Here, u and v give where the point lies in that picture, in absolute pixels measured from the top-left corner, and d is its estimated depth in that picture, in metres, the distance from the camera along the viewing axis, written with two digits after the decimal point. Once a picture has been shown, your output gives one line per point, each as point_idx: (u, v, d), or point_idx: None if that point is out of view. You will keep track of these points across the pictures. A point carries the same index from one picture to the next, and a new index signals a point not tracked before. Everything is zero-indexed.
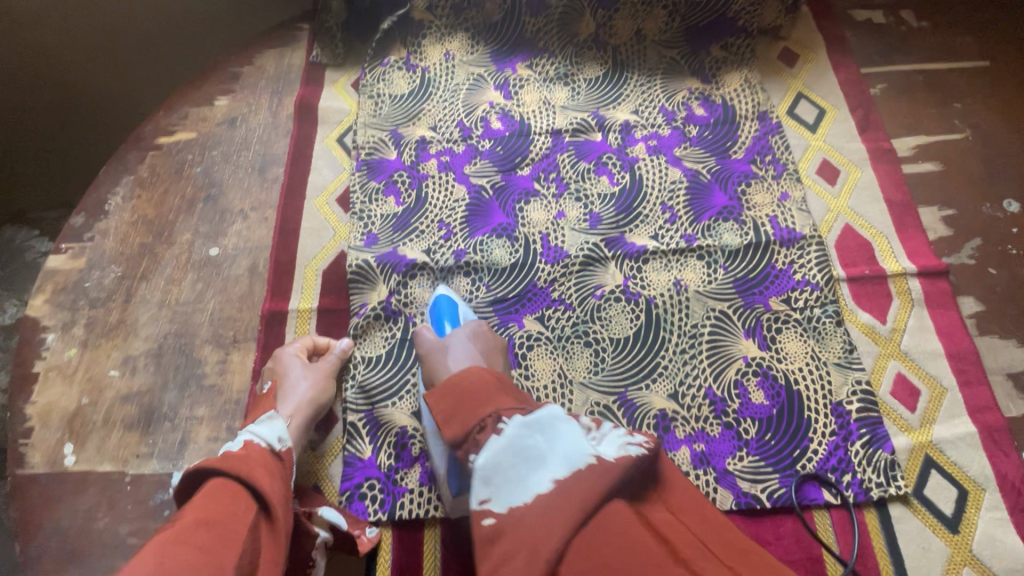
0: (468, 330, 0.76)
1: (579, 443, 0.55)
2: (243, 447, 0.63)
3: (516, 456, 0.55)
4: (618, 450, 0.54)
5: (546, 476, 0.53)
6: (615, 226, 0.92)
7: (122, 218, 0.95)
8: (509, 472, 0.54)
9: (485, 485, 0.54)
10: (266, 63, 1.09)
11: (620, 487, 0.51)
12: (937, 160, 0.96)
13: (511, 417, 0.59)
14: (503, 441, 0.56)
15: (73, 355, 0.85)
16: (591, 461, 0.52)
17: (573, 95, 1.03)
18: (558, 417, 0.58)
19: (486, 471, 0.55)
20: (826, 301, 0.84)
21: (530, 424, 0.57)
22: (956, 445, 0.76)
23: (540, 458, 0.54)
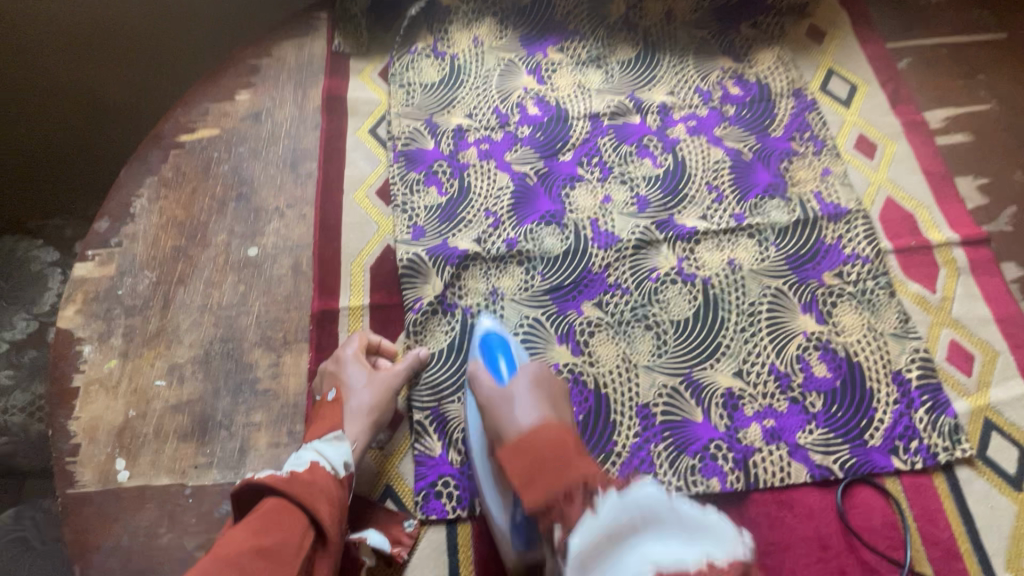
0: (529, 378, 0.67)
1: (685, 540, 0.44)
2: (309, 469, 0.64)
3: (612, 542, 0.47)
4: (730, 546, 0.44)
5: (643, 558, 0.44)
6: (663, 208, 0.91)
7: (150, 221, 0.90)
8: (604, 555, 0.46)
9: (581, 575, 0.47)
10: (285, 54, 1.04)
11: (732, 575, 0.41)
12: (968, 131, 0.98)
13: (605, 492, 0.50)
14: (598, 523, 0.48)
15: (114, 367, 0.80)
16: (700, 565, 0.42)
17: (607, 78, 1.03)
18: (660, 496, 0.48)
19: (582, 554, 0.47)
20: (877, 274, 0.86)
21: (627, 504, 0.48)
22: (1013, 406, 0.78)
23: (636, 539, 0.46)
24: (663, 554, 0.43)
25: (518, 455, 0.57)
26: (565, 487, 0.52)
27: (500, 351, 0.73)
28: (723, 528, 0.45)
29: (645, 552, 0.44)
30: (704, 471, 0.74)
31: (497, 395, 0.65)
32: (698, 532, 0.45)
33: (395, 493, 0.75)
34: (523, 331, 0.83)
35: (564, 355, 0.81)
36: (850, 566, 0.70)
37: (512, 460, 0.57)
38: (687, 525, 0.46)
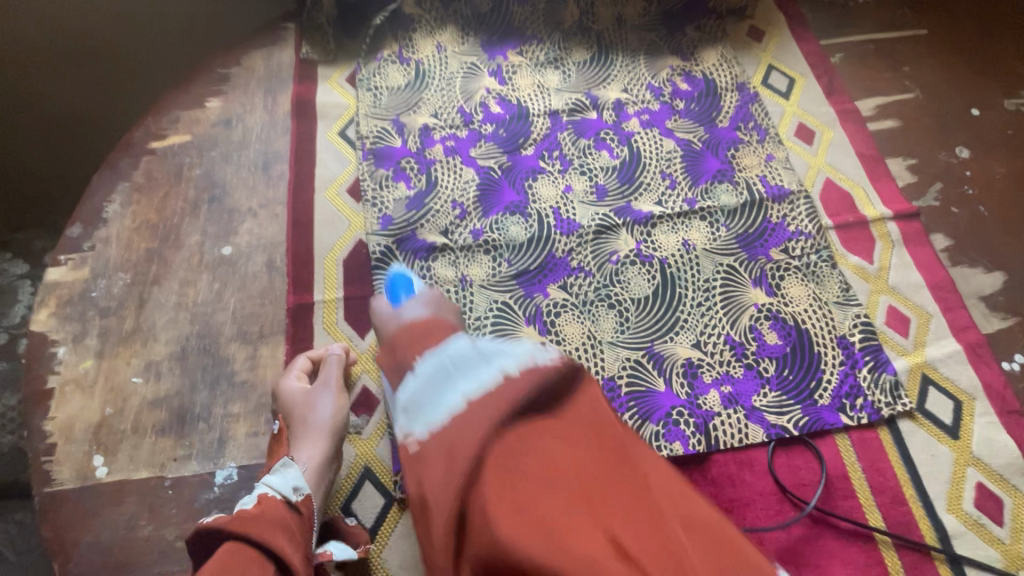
0: (423, 299, 0.72)
1: (501, 358, 0.56)
2: (257, 503, 0.62)
3: (433, 384, 0.57)
4: (524, 358, 0.55)
5: (458, 396, 0.54)
6: (620, 196, 0.97)
7: (123, 224, 0.91)
8: (425, 396, 0.57)
9: (407, 415, 0.58)
10: (255, 63, 1.07)
11: (536, 393, 0.52)
12: (896, 117, 1.07)
13: (424, 356, 0.61)
14: (419, 378, 0.59)
15: (89, 367, 0.81)
16: (498, 379, 0.53)
17: (564, 78, 1.09)
18: (469, 344, 0.60)
19: (408, 404, 0.58)
20: (819, 248, 0.92)
21: (442, 356, 0.59)
22: (946, 362, 0.85)
23: (453, 379, 0.56)
24: (472, 388, 0.54)
25: (399, 340, 0.65)
26: (406, 355, 0.63)
27: (402, 288, 0.77)
28: (522, 348, 0.57)
29: (458, 389, 0.55)
30: (669, 436, 0.78)
31: (390, 314, 0.71)
32: (501, 354, 0.56)
33: (374, 474, 0.78)
34: (493, 315, 0.87)
35: (532, 335, 0.85)
36: (805, 517, 0.75)
37: (400, 339, 0.66)
38: (486, 354, 0.57)
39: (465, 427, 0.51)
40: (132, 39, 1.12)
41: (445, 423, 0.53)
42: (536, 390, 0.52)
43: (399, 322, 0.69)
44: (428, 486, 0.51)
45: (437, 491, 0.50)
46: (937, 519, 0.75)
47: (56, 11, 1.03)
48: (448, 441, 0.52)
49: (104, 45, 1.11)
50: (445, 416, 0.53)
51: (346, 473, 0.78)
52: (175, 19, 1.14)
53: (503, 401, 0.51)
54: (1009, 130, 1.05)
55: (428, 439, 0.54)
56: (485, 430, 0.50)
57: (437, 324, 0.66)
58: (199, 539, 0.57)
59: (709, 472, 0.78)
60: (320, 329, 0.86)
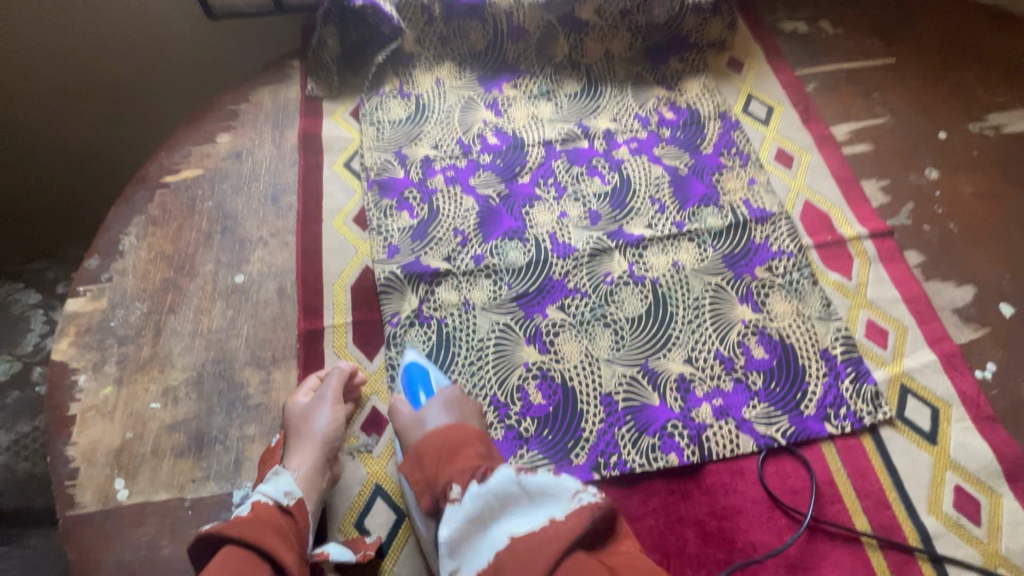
0: (441, 400, 0.76)
1: (540, 516, 0.60)
2: (252, 510, 0.67)
3: (478, 527, 0.61)
4: (569, 503, 0.59)
5: (503, 533, 0.59)
6: (612, 220, 1.02)
7: (139, 256, 0.95)
8: (473, 540, 0.60)
9: (452, 557, 0.61)
10: (262, 100, 1.13)
11: (579, 539, 0.56)
12: (869, 141, 1.13)
13: (468, 486, 0.63)
14: (460, 512, 0.62)
15: (109, 393, 0.85)
16: (545, 523, 0.58)
17: (557, 109, 1.15)
18: (512, 478, 0.62)
19: (451, 544, 0.61)
20: (801, 266, 0.98)
21: (485, 492, 0.62)
22: (923, 372, 0.90)
23: (495, 519, 0.61)
24: (518, 526, 0.59)
25: (423, 453, 0.70)
26: (445, 477, 0.66)
27: (421, 385, 0.82)
28: (565, 486, 0.61)
29: (505, 529, 0.59)
30: (664, 448, 0.83)
31: (413, 419, 0.75)
32: (545, 502, 0.61)
33: (385, 492, 0.81)
34: (495, 336, 0.91)
35: (532, 354, 0.90)
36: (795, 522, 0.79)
37: (427, 448, 0.71)
38: (532, 495, 0.61)
39: (510, 564, 0.55)
40: (147, 74, 1.17)
41: (488, 563, 0.57)
42: (582, 534, 0.56)
43: (424, 430, 0.74)
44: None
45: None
46: (919, 521, 0.79)
47: (73, 53, 1.10)
48: (493, 570, 0.56)
49: (118, 80, 1.16)
50: (489, 558, 0.57)
51: (358, 491, 0.81)
52: (189, 57, 1.18)
53: (549, 551, 0.54)
54: (974, 152, 1.12)
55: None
56: (542, 569, 0.53)
57: (465, 433, 0.72)
58: (199, 545, 0.63)
59: (704, 481, 0.82)
60: (330, 353, 0.90)
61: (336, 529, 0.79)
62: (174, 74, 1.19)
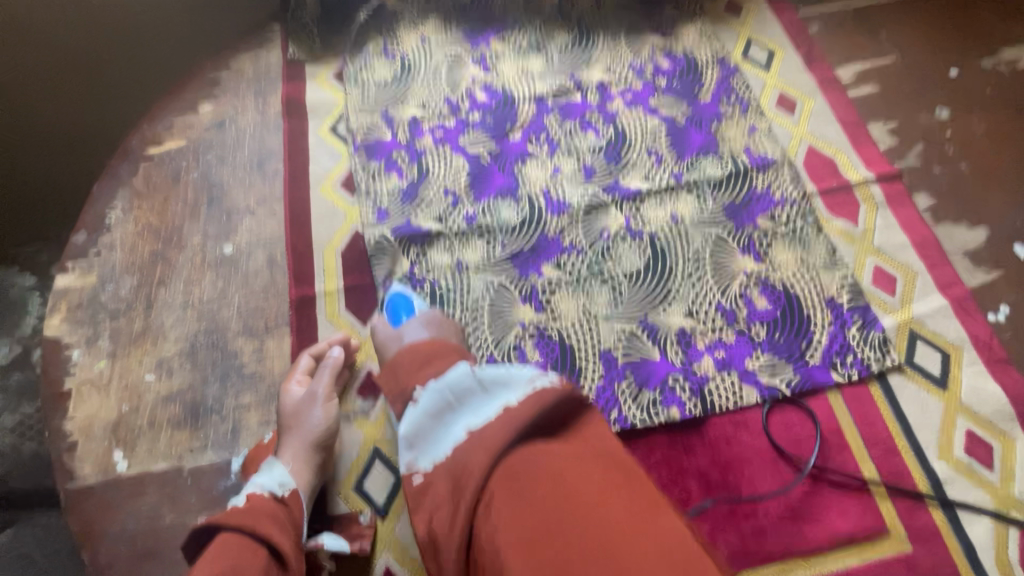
0: (422, 320, 0.77)
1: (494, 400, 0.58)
2: (246, 501, 0.65)
3: (432, 418, 0.61)
4: (524, 387, 0.57)
5: (460, 427, 0.58)
6: (608, 174, 0.99)
7: (126, 230, 0.94)
8: (427, 429, 0.61)
9: (411, 448, 0.61)
10: (243, 66, 1.10)
11: (534, 423, 0.54)
12: (876, 83, 1.08)
13: (425, 384, 0.64)
14: (419, 410, 0.62)
15: (104, 367, 0.84)
16: (499, 411, 0.56)
17: (548, 63, 1.10)
18: (468, 372, 0.62)
19: (410, 436, 0.61)
20: (805, 214, 0.94)
21: (442, 386, 0.63)
22: (933, 317, 0.87)
23: (454, 414, 0.60)
24: (473, 419, 0.58)
25: (400, 361, 0.69)
26: (411, 381, 0.66)
27: (403, 310, 0.83)
28: (521, 373, 0.59)
29: (461, 423, 0.58)
30: (665, 402, 0.81)
31: (392, 335, 0.77)
32: (497, 389, 0.59)
33: (384, 454, 0.81)
34: (490, 296, 0.89)
35: (529, 313, 0.88)
36: (801, 471, 0.78)
37: (401, 361, 0.69)
38: (486, 387, 0.60)
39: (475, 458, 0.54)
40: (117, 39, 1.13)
41: (449, 453, 0.57)
42: (536, 416, 0.54)
43: (401, 343, 0.75)
44: (436, 515, 0.54)
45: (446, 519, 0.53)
46: (930, 467, 0.77)
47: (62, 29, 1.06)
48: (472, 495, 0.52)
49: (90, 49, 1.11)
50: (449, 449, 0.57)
51: (356, 455, 0.81)
52: (154, 16, 1.14)
53: (498, 437, 0.54)
54: (988, 89, 1.07)
55: (434, 469, 0.58)
56: (489, 458, 0.53)
57: (439, 345, 0.70)
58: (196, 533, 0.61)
59: (707, 434, 0.80)
60: (322, 319, 0.89)
61: (335, 494, 0.78)
62: (143, 34, 1.15)
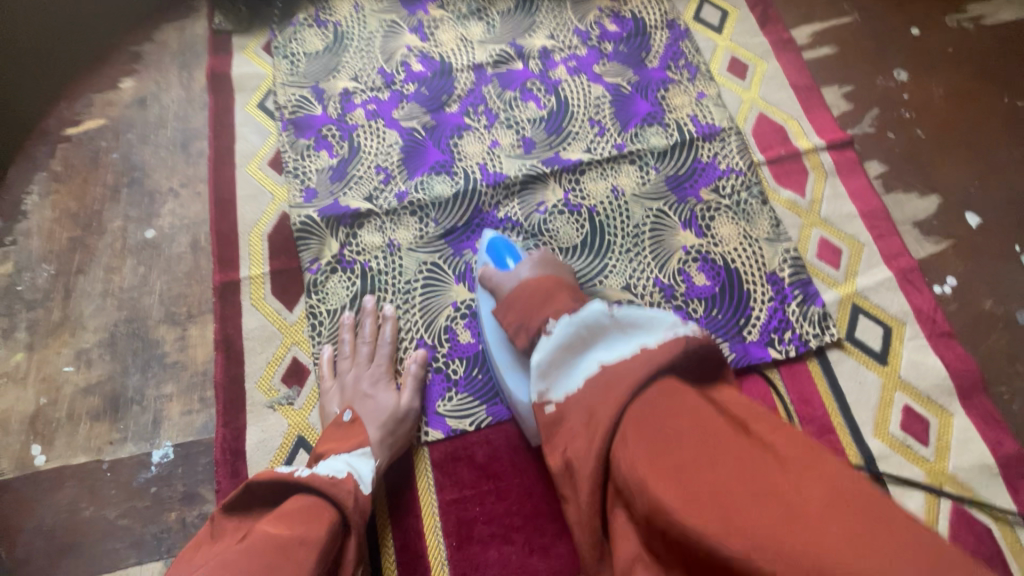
0: (532, 261, 0.73)
1: (646, 335, 0.54)
2: (347, 477, 0.64)
3: (569, 355, 0.56)
4: (665, 332, 0.53)
5: (593, 362, 0.55)
6: (548, 147, 0.95)
7: (43, 216, 0.91)
8: (563, 363, 0.56)
9: (542, 378, 0.57)
10: (167, 38, 1.05)
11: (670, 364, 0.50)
12: (833, 44, 1.03)
13: (559, 318, 0.59)
14: (552, 341, 0.57)
15: (21, 359, 0.82)
16: (635, 351, 0.52)
17: (488, 29, 1.04)
18: (605, 310, 0.57)
19: (542, 367, 0.57)
20: (750, 184, 0.91)
21: (577, 321, 0.57)
22: (877, 290, 0.84)
23: (588, 348, 0.56)
24: (608, 355, 0.54)
25: (517, 295, 0.66)
26: (539, 318, 0.61)
27: (506, 253, 0.79)
28: (662, 319, 0.55)
29: (595, 357, 0.55)
30: None
31: (506, 277, 0.74)
32: (636, 330, 0.55)
33: (309, 442, 0.78)
34: (423, 276, 0.86)
35: (462, 292, 0.85)
36: None
37: (518, 292, 0.66)
38: (625, 326, 0.56)
39: (599, 405, 0.51)
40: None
41: (581, 386, 0.54)
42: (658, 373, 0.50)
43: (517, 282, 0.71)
44: (572, 446, 0.52)
45: (582, 451, 0.50)
46: (863, 444, 0.76)
47: None
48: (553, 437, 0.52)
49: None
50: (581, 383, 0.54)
51: (280, 443, 0.78)
52: None
53: (632, 377, 0.50)
54: (949, 48, 1.02)
55: (567, 399, 0.55)
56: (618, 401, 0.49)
57: (555, 282, 0.66)
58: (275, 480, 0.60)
59: None
60: (247, 305, 0.85)
61: None
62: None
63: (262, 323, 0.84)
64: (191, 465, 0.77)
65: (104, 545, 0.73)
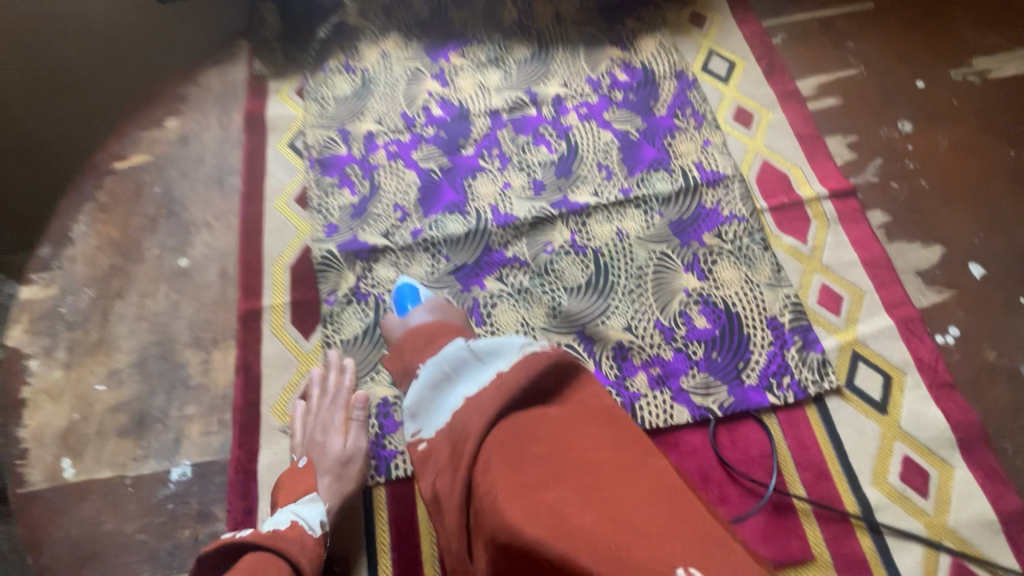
0: (427, 305, 0.78)
1: (497, 364, 0.60)
2: (291, 526, 0.69)
3: (432, 391, 0.64)
4: (514, 355, 0.60)
5: (457, 397, 0.61)
6: (557, 190, 0.99)
7: (88, 243, 0.98)
8: (429, 400, 0.63)
9: (414, 420, 0.64)
10: (210, 82, 1.13)
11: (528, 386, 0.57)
12: (838, 95, 1.06)
13: (427, 361, 0.67)
14: (420, 382, 0.65)
15: (59, 377, 0.88)
16: (492, 377, 0.59)
17: (505, 77, 1.11)
18: (464, 346, 0.65)
19: (411, 408, 0.64)
20: (752, 231, 0.93)
21: (438, 361, 0.65)
22: (878, 338, 0.85)
23: (450, 385, 0.63)
24: (469, 387, 0.60)
25: (405, 343, 0.72)
26: (417, 363, 0.68)
27: (409, 299, 0.81)
28: (514, 343, 0.61)
29: (458, 393, 0.61)
30: None
31: (399, 322, 0.77)
32: (488, 358, 0.62)
33: None
34: None
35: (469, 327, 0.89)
36: (730, 494, 0.77)
37: (405, 342, 0.72)
38: (479, 356, 0.63)
39: (470, 425, 0.57)
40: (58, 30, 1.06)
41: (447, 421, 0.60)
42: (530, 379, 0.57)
43: (406, 328, 0.75)
44: (441, 475, 0.57)
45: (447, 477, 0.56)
46: (861, 493, 0.76)
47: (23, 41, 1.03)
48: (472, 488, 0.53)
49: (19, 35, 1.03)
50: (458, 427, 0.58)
51: None
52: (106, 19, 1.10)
53: (497, 398, 0.57)
54: (955, 101, 1.04)
55: (437, 435, 0.61)
56: (486, 417, 0.56)
57: (441, 327, 0.72)
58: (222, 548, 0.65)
59: None
60: (268, 333, 0.90)
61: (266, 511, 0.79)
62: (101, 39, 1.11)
63: (281, 350, 0.89)
64: (207, 484, 0.81)
65: (123, 557, 0.77)
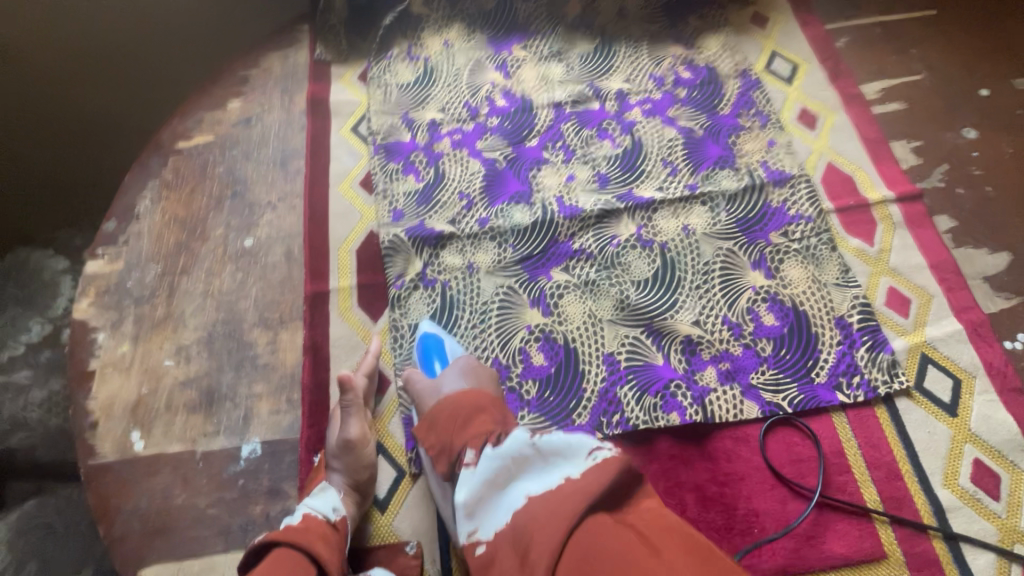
0: (458, 369, 0.76)
1: (570, 465, 0.54)
2: (302, 520, 0.65)
3: (493, 488, 0.57)
4: (585, 459, 0.53)
5: (519, 493, 0.55)
6: (623, 183, 0.99)
7: (153, 220, 0.97)
8: (489, 501, 0.57)
9: (469, 518, 0.57)
10: (272, 65, 1.12)
11: (600, 492, 0.50)
12: (902, 100, 1.06)
13: (481, 450, 0.60)
14: (477, 475, 0.58)
15: (126, 350, 0.87)
16: (560, 482, 0.52)
17: (568, 70, 1.11)
18: (527, 440, 0.57)
19: (467, 506, 0.57)
20: (820, 231, 0.94)
21: (499, 455, 0.58)
22: (947, 341, 0.85)
23: (513, 480, 0.56)
24: (534, 486, 0.54)
25: (438, 416, 0.68)
26: (460, 441, 0.63)
27: (434, 354, 0.83)
28: (578, 444, 0.54)
29: (522, 488, 0.55)
30: (665, 407, 0.82)
31: (430, 388, 0.76)
32: (556, 459, 0.55)
33: (387, 449, 0.84)
34: (499, 299, 0.91)
35: (536, 317, 0.89)
36: (803, 490, 0.77)
37: (439, 415, 0.68)
38: (546, 456, 0.55)
39: (537, 533, 0.50)
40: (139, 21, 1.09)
41: (507, 523, 0.54)
42: (603, 484, 0.51)
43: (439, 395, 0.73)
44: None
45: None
46: (933, 495, 0.77)
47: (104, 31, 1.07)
48: (514, 532, 0.52)
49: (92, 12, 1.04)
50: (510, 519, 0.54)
51: None
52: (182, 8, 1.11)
53: (571, 509, 0.50)
54: (1020, 110, 1.04)
55: (495, 539, 0.54)
56: (559, 527, 0.49)
57: (477, 397, 0.68)
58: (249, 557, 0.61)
59: (708, 447, 0.81)
60: (335, 314, 0.92)
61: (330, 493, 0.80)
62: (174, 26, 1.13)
63: (348, 332, 0.91)
64: (277, 462, 0.81)
65: (194, 531, 0.77)
